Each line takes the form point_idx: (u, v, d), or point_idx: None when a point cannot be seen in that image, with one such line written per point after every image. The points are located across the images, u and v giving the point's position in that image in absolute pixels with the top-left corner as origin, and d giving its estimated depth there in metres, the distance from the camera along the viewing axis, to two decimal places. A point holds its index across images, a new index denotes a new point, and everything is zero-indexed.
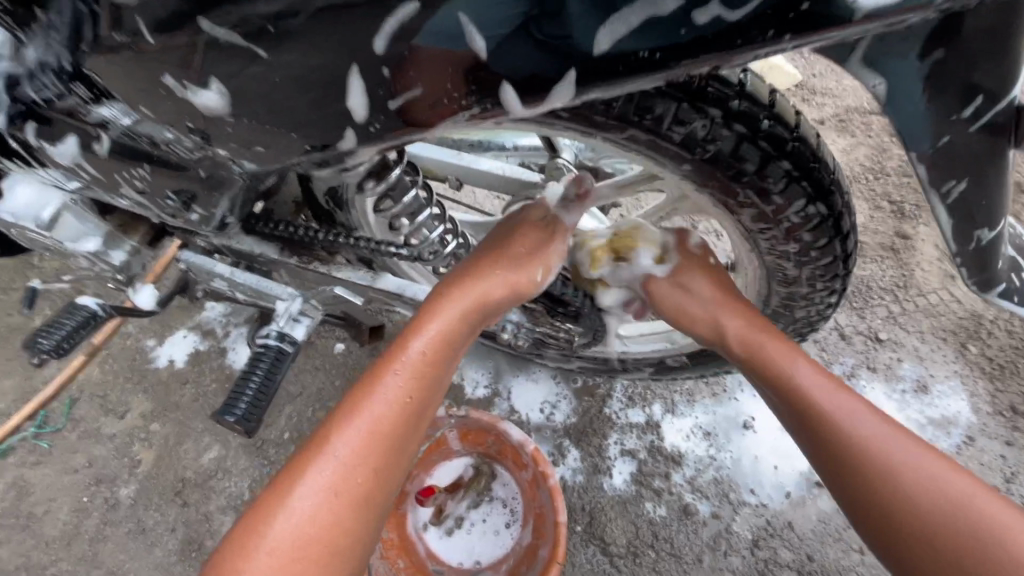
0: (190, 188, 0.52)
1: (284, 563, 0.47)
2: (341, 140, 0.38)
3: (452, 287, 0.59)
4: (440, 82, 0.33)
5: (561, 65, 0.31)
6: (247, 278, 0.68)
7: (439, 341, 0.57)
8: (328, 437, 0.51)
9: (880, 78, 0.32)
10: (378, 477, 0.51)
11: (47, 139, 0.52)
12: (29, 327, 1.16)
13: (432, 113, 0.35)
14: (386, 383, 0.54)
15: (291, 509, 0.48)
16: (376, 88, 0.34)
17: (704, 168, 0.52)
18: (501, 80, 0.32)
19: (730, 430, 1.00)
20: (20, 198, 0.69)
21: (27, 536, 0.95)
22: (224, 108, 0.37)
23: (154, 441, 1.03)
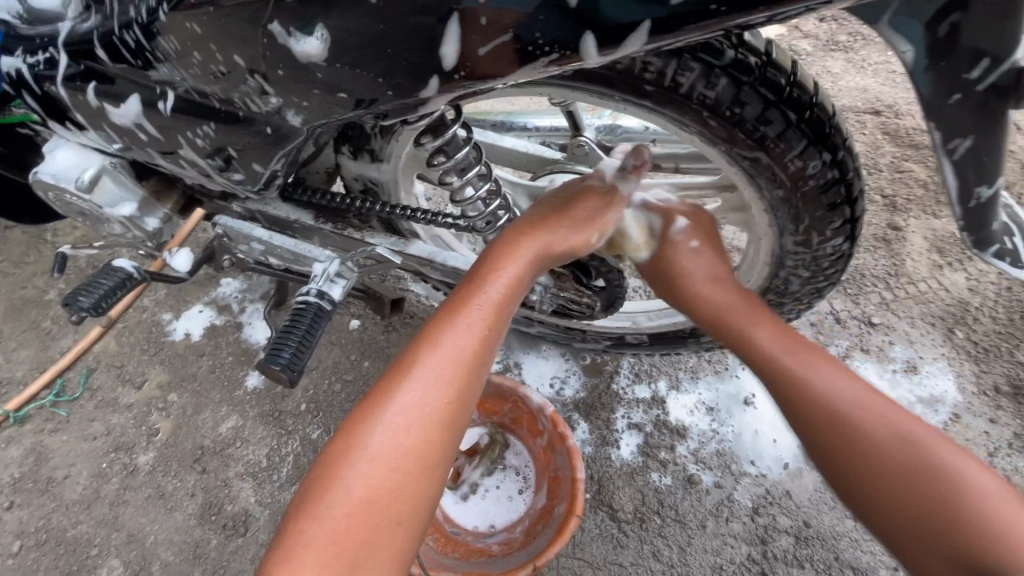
0: (251, 145, 0.54)
1: (386, 470, 0.49)
2: (424, 88, 0.42)
3: (520, 240, 0.61)
4: (528, 29, 0.36)
5: (639, 16, 0.35)
6: (284, 241, 0.71)
7: (510, 288, 0.59)
8: (416, 358, 0.54)
9: (910, 45, 0.39)
10: (465, 395, 0.53)
11: (113, 97, 0.55)
12: (44, 300, 1.17)
13: (514, 60, 0.38)
14: (471, 312, 0.56)
15: (375, 437, 0.49)
16: (468, 34, 0.37)
17: (742, 148, 0.58)
18: (585, 28, 0.36)
19: (732, 406, 1.05)
20: (62, 161, 0.73)
21: (46, 500, 0.96)
22: (323, 54, 0.41)
23: (172, 410, 1.05)
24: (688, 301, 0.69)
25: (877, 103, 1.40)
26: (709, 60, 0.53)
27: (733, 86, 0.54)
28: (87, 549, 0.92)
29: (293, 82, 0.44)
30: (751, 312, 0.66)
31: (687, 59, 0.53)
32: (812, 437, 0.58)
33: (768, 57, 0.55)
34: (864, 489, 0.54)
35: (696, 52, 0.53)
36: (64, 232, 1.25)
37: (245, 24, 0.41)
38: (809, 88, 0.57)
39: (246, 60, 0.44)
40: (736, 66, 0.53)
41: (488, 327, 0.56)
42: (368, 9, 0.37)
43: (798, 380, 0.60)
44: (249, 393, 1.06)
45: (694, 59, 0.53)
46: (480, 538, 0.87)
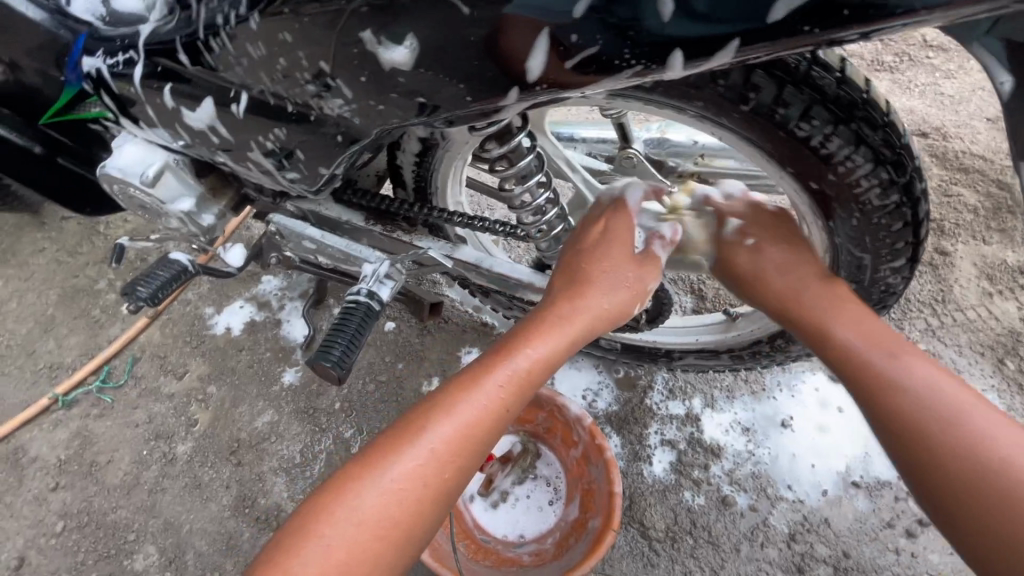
0: (320, 147, 0.56)
1: (368, 536, 0.50)
2: (504, 97, 0.43)
3: (553, 301, 0.64)
4: (618, 41, 0.36)
5: (727, 35, 0.35)
6: (335, 242, 0.73)
7: (538, 359, 0.60)
8: (423, 425, 0.55)
9: (1009, 74, 0.37)
10: (459, 473, 0.55)
11: (190, 99, 0.58)
12: (94, 290, 1.22)
13: (599, 69, 0.39)
14: (486, 389, 0.57)
15: (384, 478, 0.52)
16: (555, 46, 0.38)
17: (821, 176, 0.58)
18: (674, 42, 0.36)
19: (769, 427, 1.02)
20: (128, 156, 0.76)
21: (89, 483, 0.99)
22: (409, 62, 0.43)
23: (211, 402, 1.07)
24: (761, 294, 0.68)
25: (925, 125, 1.37)
26: (816, 94, 0.53)
27: (829, 122, 0.54)
28: (126, 534, 0.95)
29: (372, 87, 0.46)
30: (835, 304, 0.64)
31: (790, 91, 0.52)
32: (893, 445, 0.56)
33: (866, 96, 0.54)
34: (942, 502, 0.53)
35: (800, 84, 0.52)
36: (116, 225, 1.30)
37: (331, 31, 0.42)
38: (902, 130, 0.56)
39: (327, 63, 0.45)
40: (835, 102, 0.53)
41: (508, 395, 0.58)
42: (454, 19, 0.38)
43: (887, 380, 0.58)
44: (286, 388, 1.08)
45: (796, 91, 0.53)
46: (510, 547, 0.86)
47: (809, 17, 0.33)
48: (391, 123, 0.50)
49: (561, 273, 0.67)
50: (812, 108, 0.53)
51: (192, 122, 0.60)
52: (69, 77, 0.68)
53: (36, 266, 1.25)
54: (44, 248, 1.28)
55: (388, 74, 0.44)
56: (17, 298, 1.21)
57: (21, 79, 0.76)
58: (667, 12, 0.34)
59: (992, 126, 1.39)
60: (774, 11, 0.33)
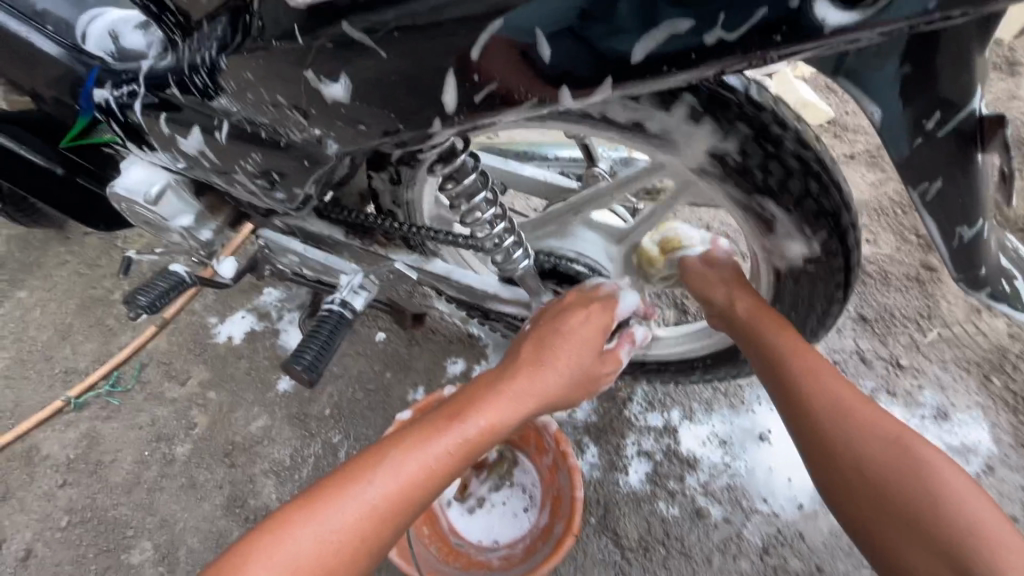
0: (290, 169, 0.61)
1: (308, 562, 0.54)
2: (431, 126, 0.48)
3: (513, 366, 0.71)
4: (513, 77, 0.42)
5: (600, 74, 0.40)
6: (316, 255, 0.79)
7: (490, 422, 0.67)
8: (376, 466, 0.60)
9: (878, 105, 0.42)
10: (400, 516, 0.59)
11: (180, 126, 0.64)
12: (109, 300, 1.30)
13: (504, 101, 0.44)
14: (440, 441, 0.63)
15: (323, 525, 0.56)
16: (462, 83, 0.44)
17: (756, 200, 0.62)
18: (558, 79, 0.41)
19: (746, 440, 1.03)
20: (135, 177, 0.83)
21: (94, 481, 1.05)
22: (345, 98, 0.48)
23: (210, 407, 1.13)
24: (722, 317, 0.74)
25: None
26: (749, 128, 0.56)
27: (735, 139, 0.57)
28: (124, 529, 1.00)
29: (322, 119, 0.51)
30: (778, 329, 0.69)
31: (724, 124, 0.56)
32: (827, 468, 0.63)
33: (796, 133, 0.57)
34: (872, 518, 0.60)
35: (733, 119, 0.56)
36: (133, 239, 1.39)
37: (286, 68, 0.48)
38: (814, 144, 0.58)
39: (288, 96, 0.51)
40: (765, 135, 0.57)
41: (455, 455, 0.64)
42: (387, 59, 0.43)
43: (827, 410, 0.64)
44: (280, 394, 1.14)
45: (731, 126, 0.56)
46: (483, 551, 0.89)
47: (665, 59, 0.38)
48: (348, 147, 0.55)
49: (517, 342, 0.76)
50: (719, 126, 0.56)
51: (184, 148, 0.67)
52: (82, 107, 0.76)
53: (58, 278, 1.35)
54: (66, 261, 1.37)
55: (330, 105, 0.49)
56: (40, 307, 1.30)
57: (44, 108, 0.84)
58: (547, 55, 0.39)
59: None
60: (635, 54, 0.38)
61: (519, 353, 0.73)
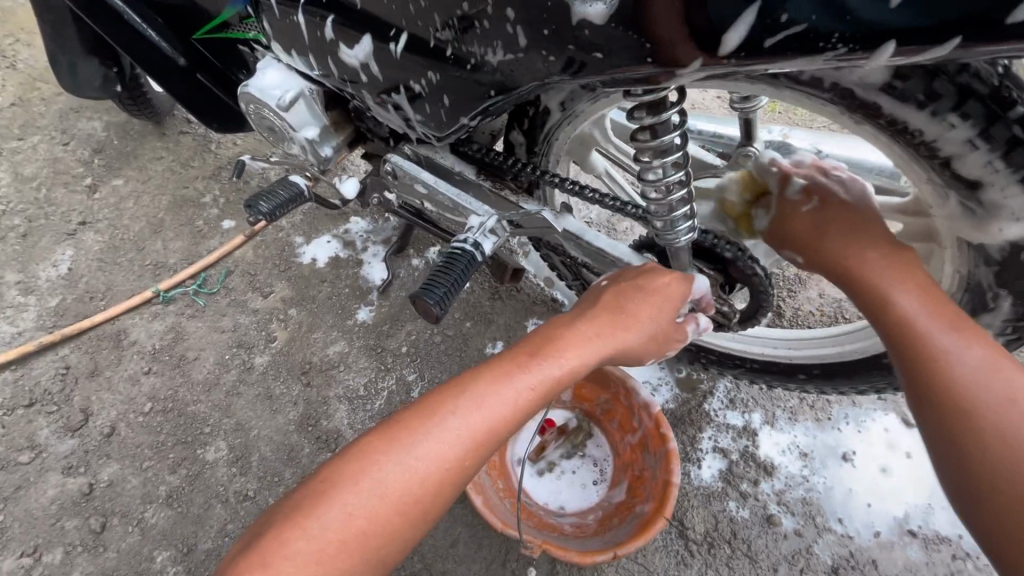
0: (463, 92, 0.57)
1: (392, 501, 0.53)
2: (683, 66, 0.42)
3: (594, 314, 0.67)
4: (835, 20, 0.35)
5: (947, 33, 0.33)
6: (447, 189, 0.76)
7: (576, 367, 0.63)
8: (456, 406, 0.57)
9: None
10: (482, 455, 0.57)
11: (351, 33, 0.61)
12: (200, 203, 1.31)
13: (798, 46, 0.38)
14: (521, 380, 0.60)
15: (405, 461, 0.54)
16: (762, 20, 0.37)
17: (976, 202, 0.54)
18: (893, 31, 0.34)
19: (828, 457, 0.99)
20: (271, 80, 0.81)
21: (176, 374, 1.08)
22: (602, 20, 0.42)
23: (290, 323, 1.14)
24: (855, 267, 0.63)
25: None
26: (1006, 115, 0.49)
27: (983, 120, 0.49)
28: (201, 426, 1.03)
29: (550, 40, 0.46)
30: (901, 274, 0.61)
31: (975, 104, 0.49)
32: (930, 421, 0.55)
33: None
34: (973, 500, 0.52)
35: (985, 100, 0.49)
36: (227, 146, 1.39)
37: None
38: None
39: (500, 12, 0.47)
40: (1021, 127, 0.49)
41: (541, 393, 0.61)
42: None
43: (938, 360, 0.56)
44: (359, 324, 1.14)
45: (980, 107, 0.49)
46: (552, 515, 0.88)
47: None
48: (544, 76, 0.50)
49: (597, 293, 0.70)
50: (966, 102, 0.49)
51: (347, 59, 0.64)
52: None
53: (154, 172, 1.36)
54: (162, 156, 1.39)
55: (574, 26, 0.44)
56: (134, 198, 1.32)
57: None
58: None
59: None
60: (1019, 11, 0.31)
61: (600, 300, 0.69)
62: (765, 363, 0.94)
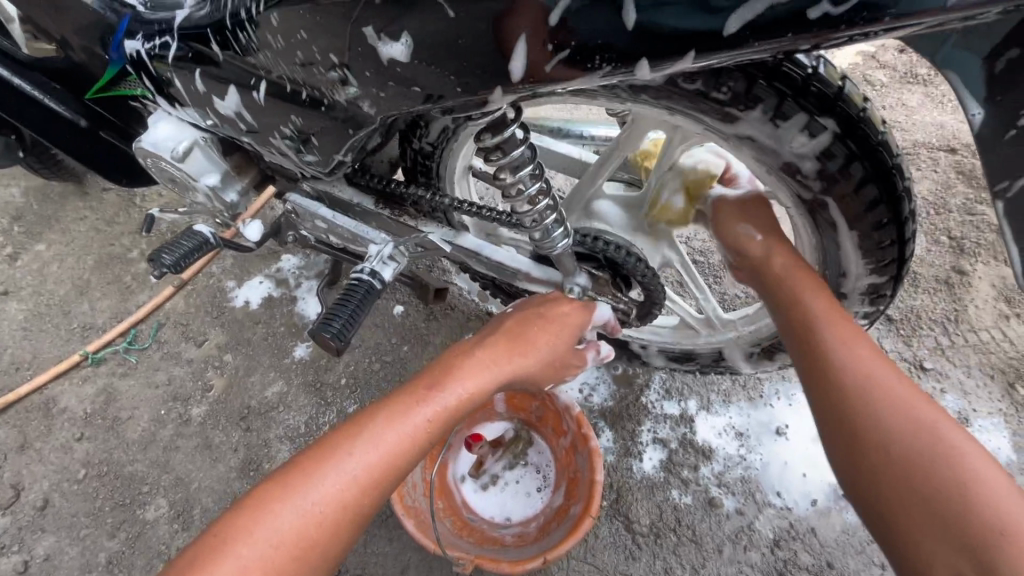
0: (327, 128, 0.60)
1: (290, 546, 0.53)
2: (490, 92, 0.47)
3: (491, 340, 0.72)
4: (590, 44, 0.40)
5: (682, 47, 0.39)
6: (345, 222, 0.77)
7: (470, 394, 0.67)
8: (353, 445, 0.59)
9: (982, 108, 0.38)
10: (383, 491, 0.59)
11: (218, 82, 0.63)
12: (127, 258, 1.29)
13: (569, 71, 0.43)
14: (418, 413, 0.63)
15: (303, 501, 0.55)
16: (533, 48, 0.42)
17: (801, 173, 0.60)
18: (639, 48, 0.39)
19: (762, 433, 1.03)
20: (163, 133, 0.80)
21: (111, 436, 1.06)
22: (405, 58, 0.47)
23: (226, 369, 1.13)
24: (799, 308, 0.66)
25: (954, 141, 1.34)
26: (811, 108, 0.55)
27: (772, 97, 0.54)
28: (140, 486, 1.01)
29: (375, 80, 0.51)
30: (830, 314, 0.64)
31: (786, 100, 0.54)
32: (841, 443, 0.57)
33: (862, 113, 0.56)
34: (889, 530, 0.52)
35: (770, 82, 0.54)
36: (151, 198, 1.38)
37: (338, 21, 0.47)
38: (862, 102, 0.56)
39: (337, 56, 0.51)
40: (808, 97, 0.54)
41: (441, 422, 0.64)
42: (447, 26, 0.43)
43: (869, 403, 0.56)
44: (296, 361, 1.14)
45: (768, 87, 0.54)
46: (496, 528, 0.89)
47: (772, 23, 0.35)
48: (393, 109, 0.54)
49: (494, 324, 0.74)
50: (754, 85, 0.54)
51: (222, 110, 0.66)
52: (112, 57, 0.75)
53: (77, 233, 1.34)
54: (85, 216, 1.37)
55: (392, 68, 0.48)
56: (58, 262, 1.30)
57: (71, 55, 0.82)
58: (630, 20, 0.38)
59: None
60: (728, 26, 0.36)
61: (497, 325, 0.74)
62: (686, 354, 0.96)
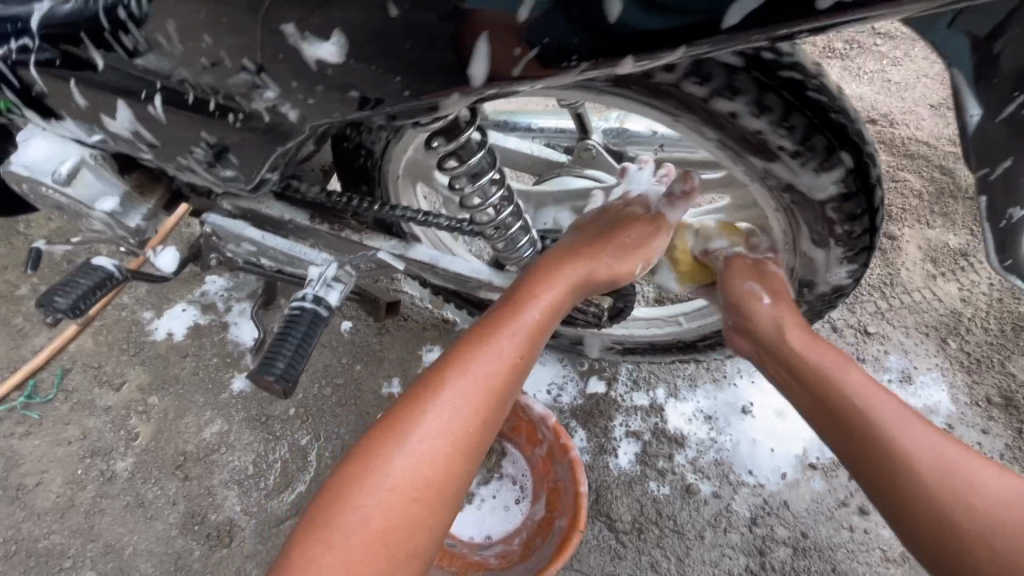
0: (242, 140, 0.52)
1: (406, 496, 0.47)
2: (445, 98, 0.42)
3: (557, 273, 0.61)
4: (565, 38, 0.35)
5: (672, 42, 0.35)
6: (278, 243, 0.68)
7: (550, 308, 0.59)
8: (442, 382, 0.52)
9: (978, 108, 0.40)
10: (485, 424, 0.52)
11: (98, 89, 0.52)
12: (15, 296, 1.11)
13: (539, 74, 0.38)
14: (501, 341, 0.55)
15: (410, 440, 0.49)
16: (497, 52, 0.37)
17: (759, 149, 0.57)
18: (620, 40, 0.35)
19: (729, 414, 1.04)
20: (37, 153, 0.67)
21: (17, 509, 0.91)
22: (339, 59, 0.41)
23: (153, 414, 1.00)
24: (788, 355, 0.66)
25: (874, 112, 1.41)
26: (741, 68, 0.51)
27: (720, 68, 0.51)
28: (61, 561, 0.88)
29: (301, 88, 0.44)
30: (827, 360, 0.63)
31: (710, 62, 0.51)
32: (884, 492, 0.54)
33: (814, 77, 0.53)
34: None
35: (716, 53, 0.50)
36: (38, 224, 1.19)
37: (248, 13, 0.39)
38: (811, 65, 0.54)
39: (251, 55, 0.43)
40: (755, 66, 0.51)
41: (515, 374, 0.55)
42: (388, 19, 0.38)
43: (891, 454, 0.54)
44: (235, 396, 1.02)
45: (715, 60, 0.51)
46: (477, 549, 0.84)
47: (781, 8, 0.32)
48: (323, 118, 0.47)
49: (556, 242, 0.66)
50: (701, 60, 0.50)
51: (115, 129, 0.56)
52: None
53: None
54: None
55: (326, 66, 0.42)
56: None
57: None
58: (614, 11, 0.34)
59: (936, 111, 1.44)
60: (729, 16, 0.33)
61: (558, 261, 0.63)
62: (655, 345, 0.95)
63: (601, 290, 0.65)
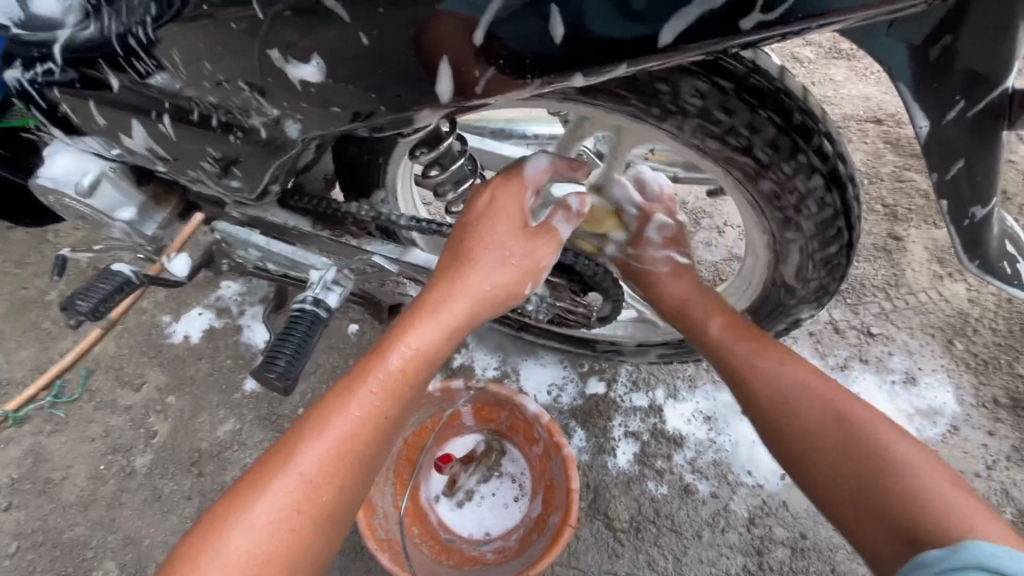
0: (244, 153, 0.56)
1: (245, 566, 0.48)
2: (421, 113, 0.46)
3: (427, 317, 0.58)
4: (524, 56, 0.39)
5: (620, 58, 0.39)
6: (281, 248, 0.71)
7: (418, 356, 0.57)
8: (296, 449, 0.52)
9: (927, 119, 0.42)
10: (341, 487, 0.53)
11: (112, 108, 0.56)
12: (44, 301, 1.17)
13: (500, 89, 0.42)
14: (362, 399, 0.55)
15: (253, 513, 0.49)
16: (462, 70, 0.41)
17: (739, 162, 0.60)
18: (574, 55, 0.39)
19: (729, 414, 1.04)
20: (61, 167, 0.72)
21: (44, 501, 0.97)
22: (326, 78, 0.45)
23: (170, 413, 1.05)
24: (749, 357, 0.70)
25: (879, 112, 1.40)
26: (734, 88, 0.54)
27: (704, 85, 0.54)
28: (84, 551, 0.93)
29: (292, 104, 0.48)
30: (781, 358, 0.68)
31: (694, 78, 0.54)
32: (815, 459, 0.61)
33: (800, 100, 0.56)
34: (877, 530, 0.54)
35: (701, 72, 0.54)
36: (67, 233, 1.26)
37: (241, 38, 0.43)
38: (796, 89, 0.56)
39: (247, 76, 0.47)
40: (740, 87, 0.54)
41: (372, 431, 0.55)
42: (369, 43, 0.41)
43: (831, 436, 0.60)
44: (247, 396, 1.06)
45: (700, 78, 0.54)
46: (475, 545, 0.87)
47: (716, 23, 0.36)
48: (317, 131, 0.51)
49: (442, 259, 0.63)
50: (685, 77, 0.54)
51: (130, 145, 0.61)
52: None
53: None
54: None
55: (315, 84, 0.45)
56: None
57: None
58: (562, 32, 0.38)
59: None
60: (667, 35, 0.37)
61: (428, 295, 0.59)
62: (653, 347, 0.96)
63: (492, 316, 0.63)
